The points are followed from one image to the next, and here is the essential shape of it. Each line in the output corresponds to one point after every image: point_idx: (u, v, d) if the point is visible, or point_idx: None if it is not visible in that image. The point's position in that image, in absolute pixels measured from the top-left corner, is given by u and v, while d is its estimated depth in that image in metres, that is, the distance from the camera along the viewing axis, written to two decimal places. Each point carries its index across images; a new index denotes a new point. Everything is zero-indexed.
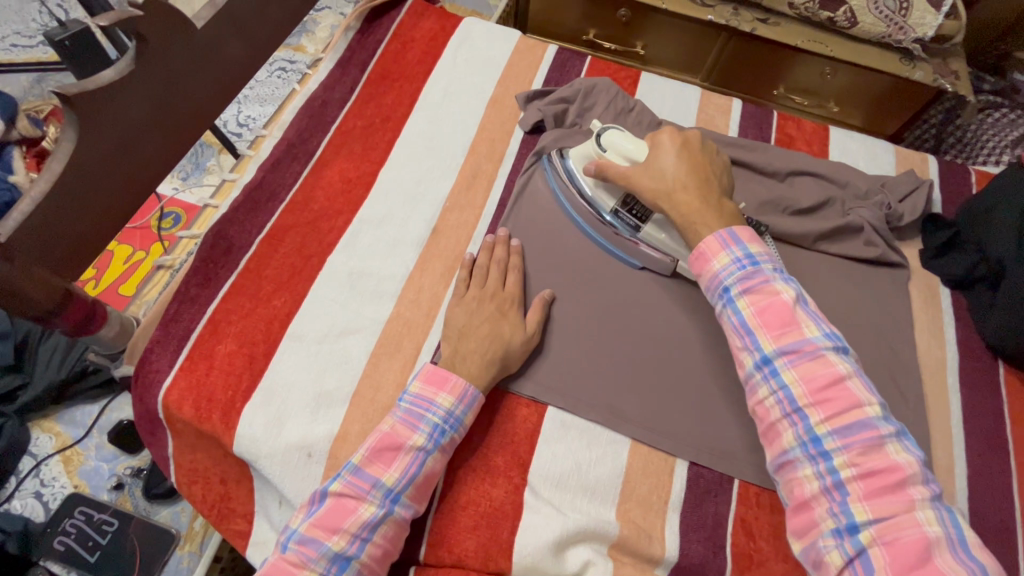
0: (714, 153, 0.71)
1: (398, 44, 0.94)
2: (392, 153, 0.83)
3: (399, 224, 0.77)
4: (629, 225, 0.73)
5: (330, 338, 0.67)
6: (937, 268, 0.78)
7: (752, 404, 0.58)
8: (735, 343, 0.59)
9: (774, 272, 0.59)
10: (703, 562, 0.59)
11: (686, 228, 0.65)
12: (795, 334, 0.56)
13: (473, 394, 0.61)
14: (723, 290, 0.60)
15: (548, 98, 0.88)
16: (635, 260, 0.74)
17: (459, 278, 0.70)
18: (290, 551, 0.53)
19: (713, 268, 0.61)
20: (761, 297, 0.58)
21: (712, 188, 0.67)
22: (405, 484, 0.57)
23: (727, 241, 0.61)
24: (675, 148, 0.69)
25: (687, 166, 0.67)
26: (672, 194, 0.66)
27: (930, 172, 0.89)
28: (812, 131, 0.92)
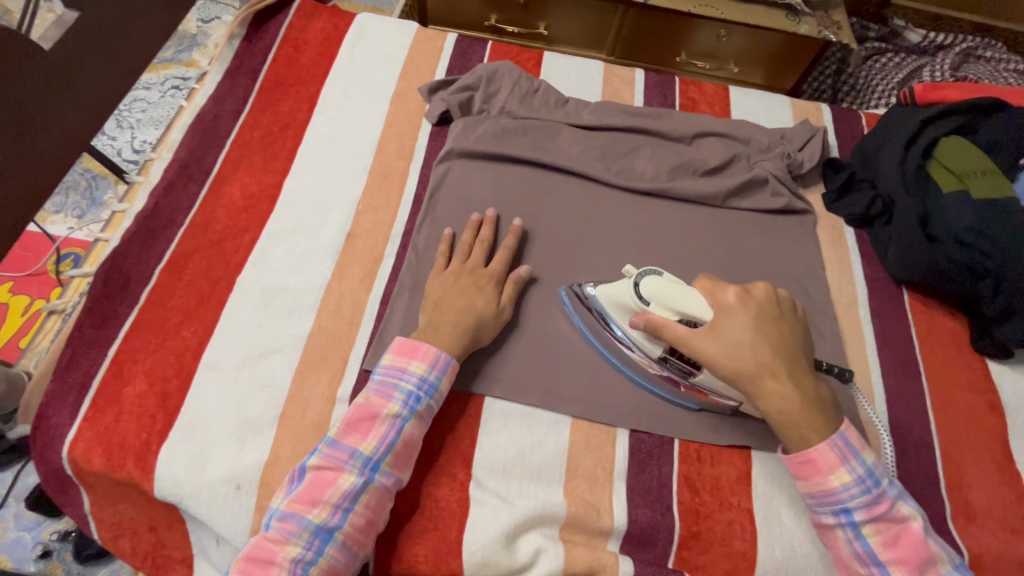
0: (786, 306, 0.62)
1: (288, 47, 0.90)
2: (295, 162, 0.79)
3: (311, 234, 0.74)
4: (680, 374, 0.63)
5: (248, 362, 0.64)
6: (840, 209, 0.82)
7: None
8: (855, 568, 0.55)
9: (895, 493, 0.55)
10: (653, 524, 0.60)
11: (781, 424, 0.57)
12: (932, 571, 0.53)
13: (446, 359, 0.61)
14: (844, 511, 0.55)
15: (451, 87, 0.86)
16: (690, 403, 0.65)
17: (442, 253, 0.70)
18: (271, 530, 0.53)
19: (832, 485, 0.55)
20: (888, 527, 0.54)
21: (803, 371, 0.58)
22: (384, 452, 0.57)
23: (847, 455, 0.55)
24: (750, 317, 0.59)
25: (768, 348, 0.57)
26: (762, 386, 0.57)
27: (824, 119, 0.93)
28: (714, 93, 0.95)
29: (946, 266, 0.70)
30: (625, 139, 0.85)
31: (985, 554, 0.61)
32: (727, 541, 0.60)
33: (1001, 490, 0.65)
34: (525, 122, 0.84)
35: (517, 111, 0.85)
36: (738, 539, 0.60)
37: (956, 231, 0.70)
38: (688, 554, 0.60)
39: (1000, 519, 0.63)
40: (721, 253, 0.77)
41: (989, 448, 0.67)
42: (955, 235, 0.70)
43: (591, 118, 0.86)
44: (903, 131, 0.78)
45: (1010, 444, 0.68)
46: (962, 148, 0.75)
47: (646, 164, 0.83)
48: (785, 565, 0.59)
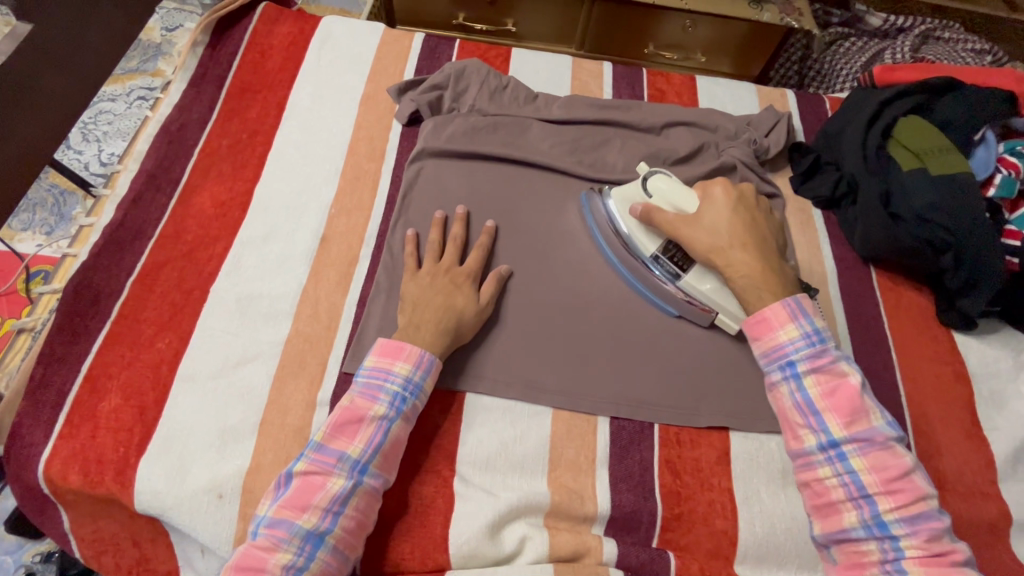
0: (766, 210, 0.72)
1: (254, 54, 0.90)
2: (265, 168, 0.79)
3: (285, 239, 0.73)
4: (668, 274, 0.70)
5: (226, 371, 0.64)
6: (807, 192, 0.84)
7: (807, 480, 0.57)
8: (794, 420, 0.59)
9: (839, 353, 0.60)
10: (636, 509, 0.61)
11: (740, 292, 0.64)
12: (863, 420, 0.56)
13: (430, 358, 0.62)
14: (789, 364, 0.60)
15: (420, 87, 0.86)
16: (672, 308, 0.71)
17: (410, 254, 0.71)
18: (260, 538, 0.53)
19: (780, 340, 0.60)
20: (829, 379, 0.58)
21: (769, 254, 0.66)
22: (372, 454, 0.57)
23: (796, 314, 0.61)
24: (728, 204, 0.69)
25: (740, 231, 0.67)
26: (729, 253, 0.66)
27: (789, 105, 0.95)
28: (681, 83, 0.96)
29: (909, 242, 0.72)
30: (595, 132, 0.86)
31: (957, 518, 0.64)
32: (709, 521, 0.61)
33: (970, 456, 0.67)
34: (495, 118, 0.84)
35: (486, 107, 0.86)
36: (720, 518, 0.61)
37: (916, 209, 0.72)
38: (672, 535, 0.61)
39: (970, 484, 0.65)
40: None
41: (958, 417, 0.69)
42: (915, 212, 0.73)
43: (560, 112, 0.87)
44: (862, 114, 0.80)
45: (978, 411, 0.70)
46: (919, 128, 0.77)
47: (617, 155, 0.84)
48: (766, 542, 0.60)
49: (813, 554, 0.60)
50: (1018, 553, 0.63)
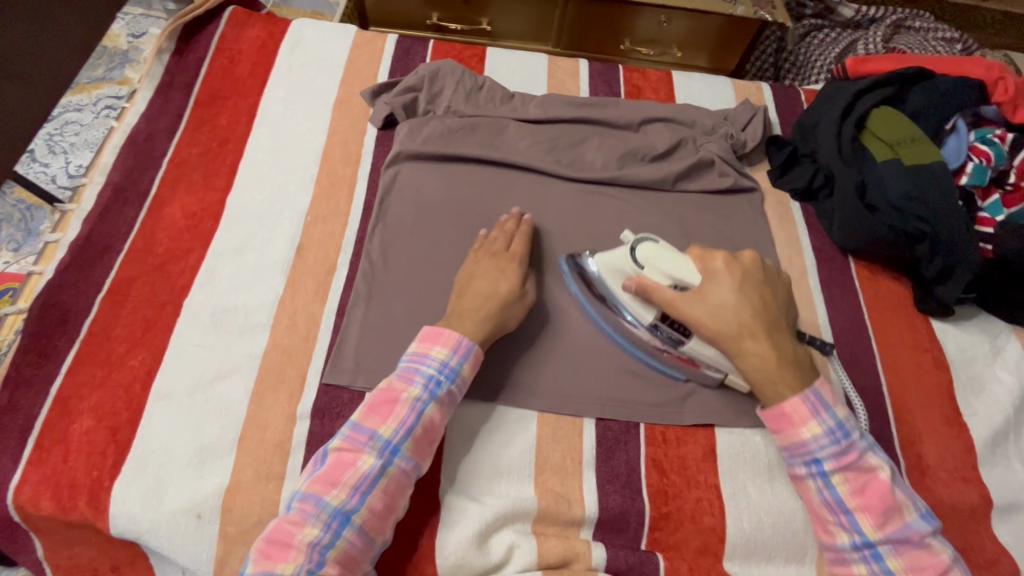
0: (773, 276, 0.65)
1: (222, 59, 0.88)
2: (238, 176, 0.77)
3: (260, 249, 0.72)
4: (668, 342, 0.65)
5: (202, 387, 0.62)
6: (785, 184, 0.84)
7: (841, 574, 0.57)
8: (825, 517, 0.58)
9: (865, 445, 0.58)
10: (623, 510, 0.61)
11: (760, 382, 0.60)
12: (896, 519, 0.55)
13: (467, 345, 0.61)
14: (814, 461, 0.58)
15: (394, 89, 0.85)
16: (677, 372, 0.67)
17: (464, 246, 0.71)
18: (291, 511, 0.53)
19: (804, 437, 0.58)
20: (857, 476, 0.57)
21: (781, 335, 0.61)
22: (403, 436, 0.56)
23: (818, 408, 0.58)
24: (735, 285, 0.62)
25: (748, 310, 0.61)
26: (739, 343, 0.60)
27: (765, 98, 0.95)
28: (657, 78, 0.96)
29: (886, 233, 0.72)
30: (573, 130, 0.85)
31: (939, 503, 0.64)
32: (697, 518, 0.61)
33: (950, 442, 0.68)
34: (471, 120, 0.83)
35: (462, 109, 0.84)
36: (707, 516, 0.61)
37: (891, 199, 0.73)
38: (660, 535, 0.61)
39: (951, 470, 0.66)
40: (674, 236, 0.78)
41: (938, 404, 0.70)
42: (891, 203, 0.73)
43: (537, 112, 0.86)
44: (836, 106, 0.80)
45: (957, 397, 0.71)
46: (891, 118, 0.77)
47: (595, 154, 0.83)
48: (754, 537, 0.60)
49: (799, 546, 0.61)
50: (999, 536, 0.64)
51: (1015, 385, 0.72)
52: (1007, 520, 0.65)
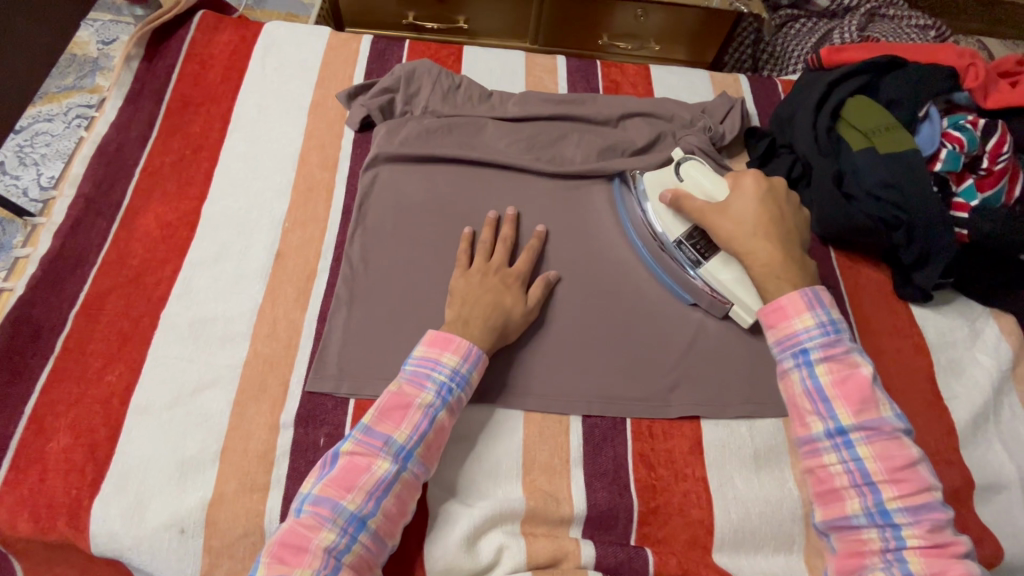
0: (796, 204, 0.70)
1: (194, 65, 0.86)
2: (213, 184, 0.76)
3: (238, 257, 0.71)
4: (690, 259, 0.70)
5: (182, 400, 0.61)
6: (764, 175, 0.84)
7: (811, 466, 0.57)
8: (803, 407, 0.58)
9: (852, 344, 0.59)
10: (612, 506, 0.61)
11: (761, 283, 0.63)
12: (873, 410, 0.55)
13: (477, 352, 0.61)
14: (802, 351, 0.59)
15: (370, 91, 0.84)
16: (689, 296, 0.72)
17: (463, 252, 0.70)
18: (304, 515, 0.53)
19: (796, 327, 0.59)
20: (841, 368, 0.57)
21: (795, 248, 0.65)
22: (416, 441, 0.56)
23: (813, 303, 0.60)
24: (757, 195, 0.67)
25: (765, 219, 0.66)
26: (753, 239, 0.65)
27: (743, 90, 0.96)
28: (635, 73, 0.96)
29: (864, 221, 0.73)
30: (552, 127, 0.85)
31: None
32: (685, 511, 0.61)
33: (933, 426, 0.69)
34: (449, 120, 0.83)
35: (440, 109, 0.84)
36: (696, 508, 0.61)
37: (867, 187, 0.74)
38: (649, 529, 0.61)
39: (934, 452, 0.67)
40: None
41: (920, 387, 0.71)
42: (868, 190, 0.74)
43: (516, 109, 0.86)
44: (811, 96, 0.81)
45: (938, 380, 0.72)
46: (865, 108, 0.78)
47: (575, 150, 0.83)
48: (742, 527, 0.61)
49: (787, 535, 0.61)
50: (982, 516, 0.65)
51: (994, 366, 0.73)
52: (989, 500, 0.66)
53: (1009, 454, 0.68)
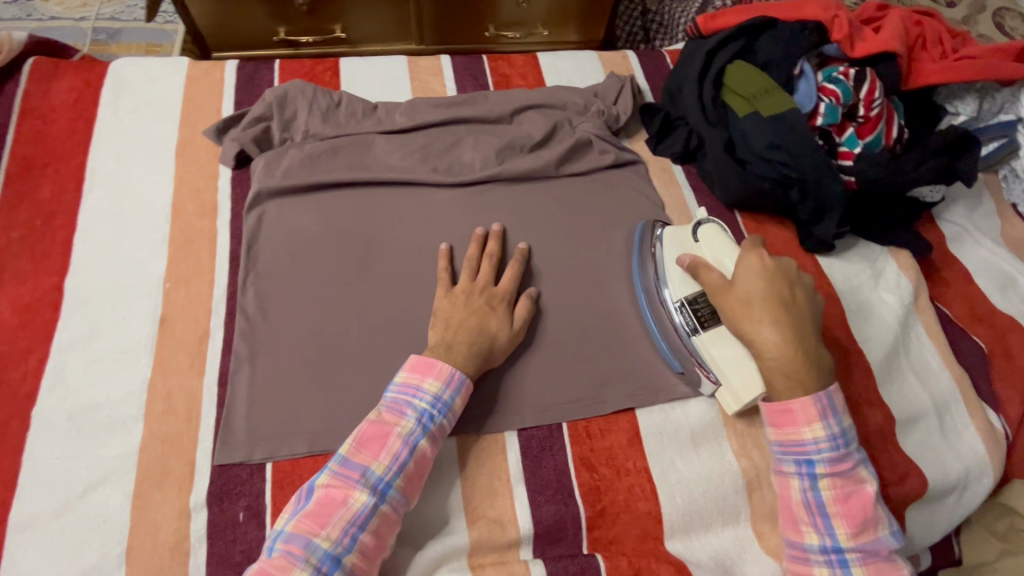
0: (807, 284, 0.64)
1: (33, 121, 0.76)
2: (74, 254, 0.68)
3: (116, 331, 0.64)
4: (688, 325, 0.66)
5: (72, 505, 0.55)
6: (664, 151, 0.84)
7: (798, 573, 0.57)
8: (799, 516, 0.58)
9: (858, 459, 0.59)
10: (558, 518, 0.59)
11: (768, 372, 0.60)
12: (872, 532, 0.56)
13: (459, 377, 0.59)
14: (807, 462, 0.58)
15: (241, 123, 0.78)
16: (678, 363, 0.68)
17: (444, 269, 0.68)
18: (276, 554, 0.50)
19: (804, 436, 0.58)
20: (845, 485, 0.57)
21: (804, 335, 0.60)
22: (396, 472, 0.54)
23: (826, 412, 0.58)
24: (765, 275, 0.62)
25: (776, 307, 0.61)
26: (755, 326, 0.60)
27: (632, 66, 0.95)
28: (523, 63, 0.93)
29: (759, 183, 0.75)
30: (445, 133, 0.81)
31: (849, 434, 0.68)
32: (631, 506, 0.61)
33: (852, 371, 0.71)
34: (333, 140, 0.78)
35: (321, 131, 0.78)
36: (641, 501, 0.61)
37: (758, 151, 0.75)
38: (599, 533, 0.60)
39: (856, 397, 0.70)
40: (565, 223, 0.76)
41: (837, 336, 0.73)
42: (759, 154, 0.75)
43: (403, 120, 0.81)
44: (693, 67, 0.81)
45: (851, 324, 0.74)
46: (744, 72, 0.79)
47: (472, 153, 0.80)
48: (688, 510, 0.61)
49: (731, 507, 0.62)
50: (906, 449, 0.68)
51: (898, 303, 0.76)
52: (910, 432, 0.69)
53: (922, 384, 0.72)
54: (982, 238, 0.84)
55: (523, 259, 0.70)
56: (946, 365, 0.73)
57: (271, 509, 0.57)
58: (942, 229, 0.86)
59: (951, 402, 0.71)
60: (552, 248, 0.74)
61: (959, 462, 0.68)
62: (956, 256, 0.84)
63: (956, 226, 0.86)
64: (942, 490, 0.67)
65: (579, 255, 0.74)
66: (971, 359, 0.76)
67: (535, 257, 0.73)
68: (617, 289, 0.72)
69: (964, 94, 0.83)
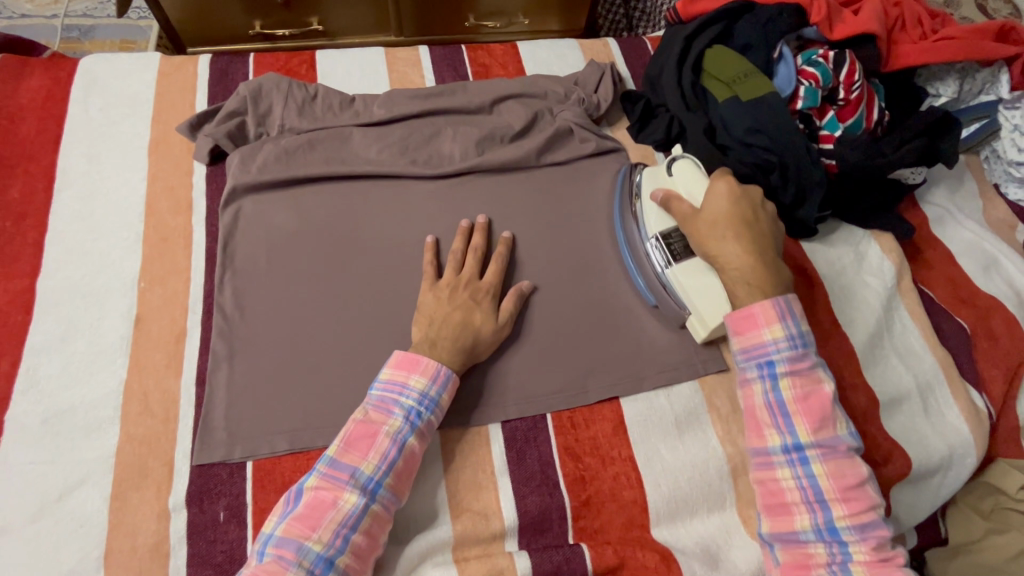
0: (770, 210, 0.66)
1: (0, 120, 0.75)
2: (46, 255, 0.67)
3: (90, 332, 0.63)
4: (662, 259, 0.68)
5: (48, 509, 0.54)
6: (646, 137, 0.84)
7: (763, 478, 0.58)
8: (762, 419, 0.59)
9: (816, 359, 0.60)
10: (544, 509, 0.59)
11: (732, 283, 0.62)
12: (830, 429, 0.57)
13: (446, 372, 0.59)
14: (768, 363, 0.59)
15: (215, 118, 0.76)
16: (652, 297, 0.70)
17: (430, 262, 0.68)
18: (267, 559, 0.49)
19: (764, 338, 0.59)
20: (804, 384, 0.58)
21: (766, 248, 0.62)
22: (385, 471, 0.54)
23: (784, 315, 0.59)
24: (729, 196, 0.64)
25: (739, 222, 0.63)
26: (718, 241, 0.62)
27: (612, 54, 0.94)
28: (503, 53, 0.92)
29: (740, 168, 0.74)
30: (424, 125, 0.80)
31: None
32: (617, 495, 0.61)
33: (835, 354, 0.71)
34: (310, 134, 0.77)
35: (298, 125, 0.77)
36: (627, 490, 0.61)
37: (739, 136, 0.75)
38: (585, 522, 0.60)
39: (839, 379, 0.70)
40: (547, 213, 0.76)
41: (821, 320, 0.73)
42: (739, 139, 0.75)
43: (381, 112, 0.80)
44: (672, 53, 0.81)
45: (835, 309, 0.74)
46: (723, 56, 0.78)
47: (451, 145, 0.79)
48: (674, 497, 0.61)
49: (719, 495, 0.62)
50: (889, 430, 0.68)
51: (880, 286, 0.76)
52: (893, 414, 0.69)
53: (905, 366, 0.72)
54: (964, 220, 0.84)
55: (507, 248, 0.70)
56: (929, 346, 0.74)
57: (252, 509, 0.56)
58: (925, 211, 0.85)
59: (934, 383, 0.71)
60: (533, 238, 0.74)
61: (942, 442, 0.68)
62: (939, 237, 0.84)
63: (938, 208, 0.85)
64: (926, 470, 0.67)
65: (561, 244, 0.74)
66: (954, 340, 0.76)
67: (517, 247, 0.72)
68: (600, 278, 0.72)
69: (945, 75, 0.83)
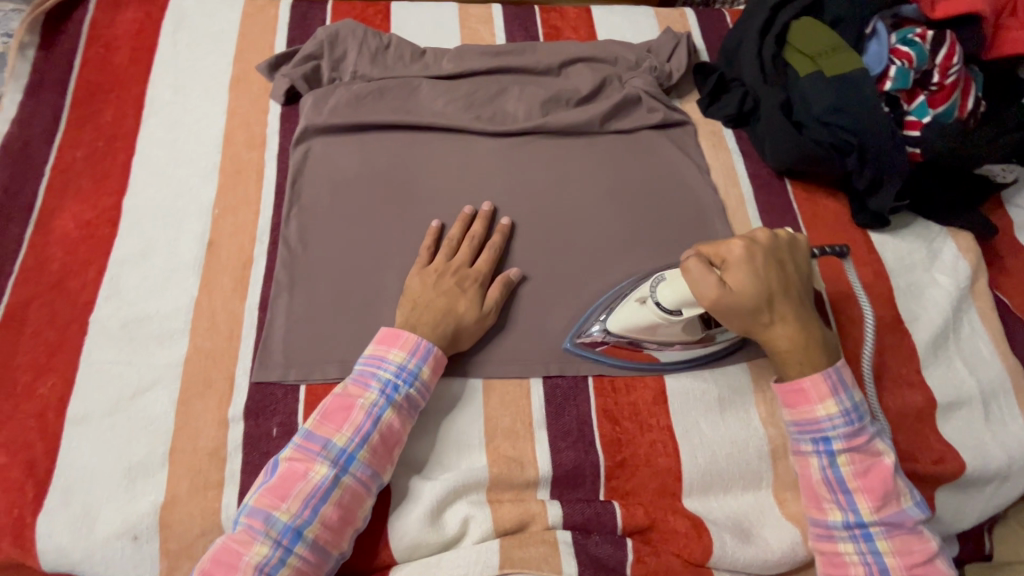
0: (794, 253, 0.62)
1: (98, 49, 0.79)
2: (132, 176, 0.71)
3: (166, 251, 0.67)
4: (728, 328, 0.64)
5: (122, 406, 0.59)
6: (715, 113, 0.82)
7: (824, 549, 0.57)
8: (821, 493, 0.58)
9: (874, 429, 0.58)
10: (577, 464, 0.60)
11: (786, 363, 0.59)
12: (895, 505, 0.56)
13: (425, 345, 0.59)
14: (823, 439, 0.58)
15: (293, 60, 0.79)
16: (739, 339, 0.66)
17: (426, 248, 0.66)
18: (239, 529, 0.52)
19: (818, 413, 0.57)
20: (863, 459, 0.57)
21: (807, 309, 0.60)
22: (359, 444, 0.55)
23: (837, 388, 0.58)
24: (752, 269, 0.58)
25: (772, 295, 0.58)
26: (764, 326, 0.59)
27: (689, 24, 0.92)
28: (575, 16, 0.91)
29: (814, 149, 0.71)
30: (491, 82, 0.80)
31: (885, 411, 0.66)
32: (652, 461, 0.61)
33: (894, 350, 0.68)
34: (379, 82, 0.78)
35: (370, 72, 0.79)
36: (662, 457, 0.61)
37: (816, 114, 0.72)
38: (617, 482, 0.61)
39: (895, 375, 0.67)
40: (606, 180, 0.75)
41: (884, 317, 0.70)
42: (816, 117, 0.72)
43: (450, 66, 0.81)
44: (755, 23, 0.78)
45: (897, 305, 0.71)
46: (812, 28, 0.75)
47: (516, 104, 0.79)
48: (710, 471, 0.61)
49: (756, 473, 0.61)
50: (944, 434, 0.65)
51: (952, 285, 0.72)
52: (950, 417, 0.66)
53: (969, 369, 0.69)
54: None
55: (503, 237, 0.68)
56: (998, 353, 0.70)
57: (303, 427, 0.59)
58: (1010, 214, 0.80)
59: (999, 391, 0.68)
60: (590, 203, 0.73)
61: (1001, 452, 0.65)
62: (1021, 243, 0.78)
63: None
64: (980, 477, 0.64)
65: (619, 212, 0.73)
66: None
67: (545, 228, 0.71)
68: (654, 249, 0.71)
69: None
